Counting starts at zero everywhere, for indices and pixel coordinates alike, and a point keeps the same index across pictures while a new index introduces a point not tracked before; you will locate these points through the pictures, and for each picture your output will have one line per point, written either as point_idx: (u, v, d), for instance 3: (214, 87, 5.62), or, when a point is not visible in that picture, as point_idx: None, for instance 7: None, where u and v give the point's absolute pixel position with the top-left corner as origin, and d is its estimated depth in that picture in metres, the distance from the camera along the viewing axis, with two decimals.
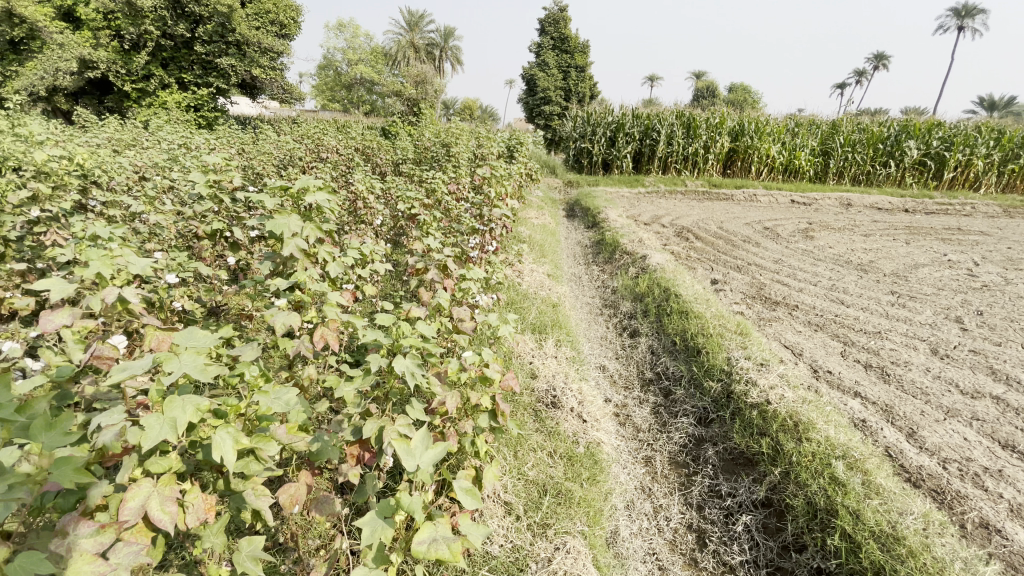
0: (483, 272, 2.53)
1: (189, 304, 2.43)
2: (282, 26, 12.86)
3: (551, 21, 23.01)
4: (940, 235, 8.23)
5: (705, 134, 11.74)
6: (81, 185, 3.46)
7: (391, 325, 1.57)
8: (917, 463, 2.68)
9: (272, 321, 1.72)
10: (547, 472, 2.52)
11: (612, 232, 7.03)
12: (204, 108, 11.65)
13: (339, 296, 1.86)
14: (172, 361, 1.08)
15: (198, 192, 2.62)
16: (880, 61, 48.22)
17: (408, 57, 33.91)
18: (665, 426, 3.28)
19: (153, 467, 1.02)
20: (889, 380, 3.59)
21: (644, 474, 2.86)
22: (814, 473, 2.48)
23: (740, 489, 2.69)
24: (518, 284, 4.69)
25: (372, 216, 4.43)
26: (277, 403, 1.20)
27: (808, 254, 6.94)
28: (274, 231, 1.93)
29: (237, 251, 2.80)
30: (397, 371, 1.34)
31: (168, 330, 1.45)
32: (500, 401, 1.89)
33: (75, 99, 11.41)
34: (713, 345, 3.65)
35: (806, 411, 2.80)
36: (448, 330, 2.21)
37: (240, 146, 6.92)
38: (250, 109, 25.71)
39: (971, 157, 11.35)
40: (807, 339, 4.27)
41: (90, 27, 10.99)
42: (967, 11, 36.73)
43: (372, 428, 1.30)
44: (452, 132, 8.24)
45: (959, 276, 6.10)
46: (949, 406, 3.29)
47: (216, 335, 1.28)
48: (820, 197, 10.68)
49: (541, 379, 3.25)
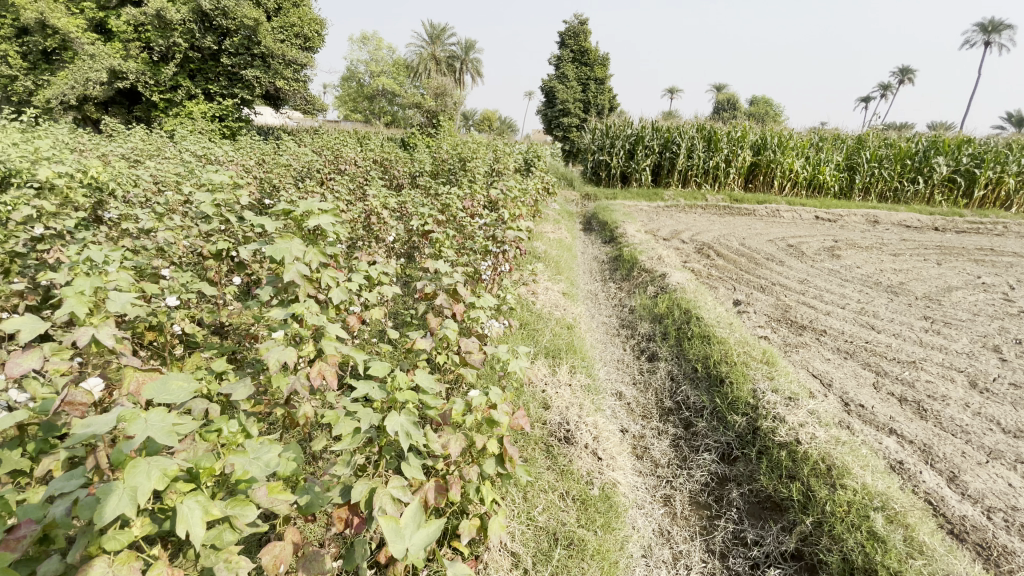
0: (494, 299, 2.39)
1: (188, 328, 2.35)
2: (306, 38, 13.07)
3: (571, 34, 23.11)
4: (971, 255, 7.86)
5: (726, 148, 11.52)
6: (94, 199, 3.44)
7: (386, 373, 1.42)
8: (959, 513, 2.45)
9: (265, 356, 1.59)
10: (558, 517, 2.36)
11: (630, 248, 6.84)
12: (229, 118, 11.87)
13: (338, 328, 1.74)
14: (137, 422, 0.95)
15: (203, 211, 2.53)
16: (905, 75, 47.30)
17: (429, 69, 34.25)
18: (686, 462, 3.09)
19: (108, 544, 0.89)
20: (926, 417, 3.33)
21: (662, 515, 2.67)
22: (850, 526, 2.27)
23: (768, 538, 2.49)
24: (532, 304, 4.57)
25: (386, 232, 4.36)
26: (256, 466, 1.07)
27: (835, 274, 6.66)
28: (275, 256, 1.82)
29: (242, 271, 2.72)
30: (390, 431, 1.19)
31: (148, 371, 1.36)
32: (509, 445, 1.75)
33: (105, 107, 11.67)
34: (737, 375, 3.45)
35: (841, 454, 2.59)
36: (455, 363, 2.08)
37: (258, 157, 6.95)
38: (273, 119, 26.25)
39: (1002, 174, 10.93)
40: (837, 368, 4.04)
41: (121, 39, 11.31)
42: (994, 25, 35.83)
43: (362, 491, 1.18)
44: (470, 145, 8.21)
45: (994, 301, 5.78)
46: (991, 447, 3.03)
47: (194, 384, 1.16)
48: (845, 214, 10.35)
49: (554, 410, 3.10)
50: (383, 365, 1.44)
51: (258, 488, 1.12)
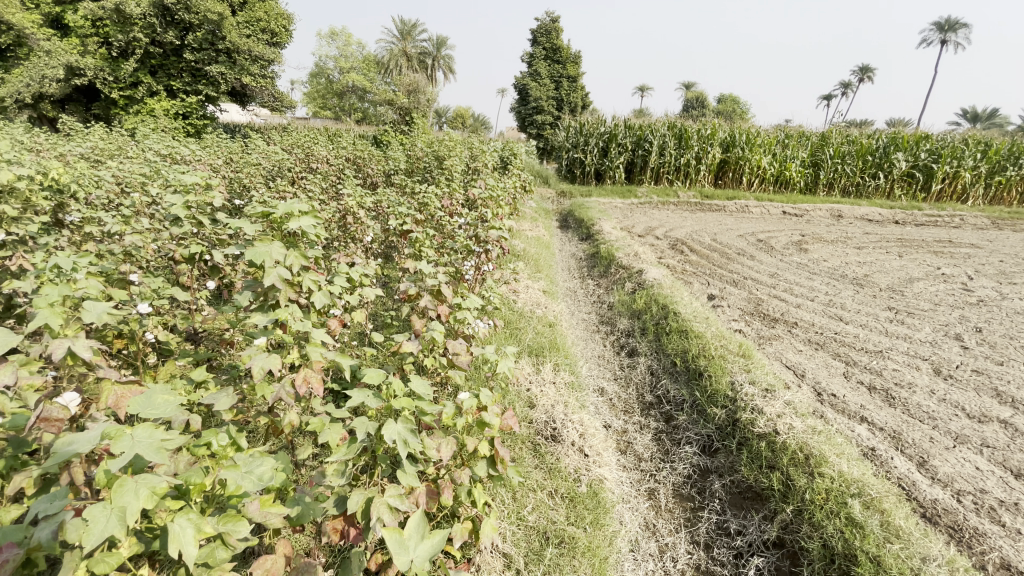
0: (480, 300, 2.37)
1: (162, 335, 2.27)
2: (273, 34, 12.71)
3: (543, 32, 23.10)
4: (931, 247, 8.21)
5: (696, 146, 11.75)
6: (55, 201, 3.29)
7: (380, 380, 1.39)
8: (931, 498, 2.57)
9: (249, 364, 1.53)
10: (547, 516, 2.37)
11: (607, 245, 6.91)
12: (193, 116, 11.50)
13: (323, 334, 1.70)
14: (123, 439, 0.92)
15: (175, 213, 2.43)
16: (865, 73, 49.05)
17: (400, 65, 33.71)
18: (669, 455, 3.14)
19: (96, 568, 0.86)
20: (894, 405, 3.47)
21: (648, 509, 2.71)
22: (828, 513, 2.35)
23: (750, 527, 2.55)
24: (513, 303, 4.57)
25: (363, 232, 4.29)
26: (248, 480, 1.03)
27: (803, 267, 6.87)
28: (255, 261, 1.76)
29: (217, 275, 2.62)
30: (389, 440, 1.16)
31: (127, 384, 1.31)
32: (500, 447, 1.75)
33: (62, 106, 11.19)
34: (716, 368, 3.52)
35: (817, 443, 2.68)
36: (442, 365, 2.08)
37: (227, 156, 6.75)
38: (240, 116, 25.61)
39: (959, 169, 11.45)
40: (808, 359, 4.16)
41: (78, 34, 10.82)
42: (950, 24, 37.25)
43: (358, 501, 1.15)
44: (445, 143, 8.15)
45: (953, 291, 6.05)
46: (958, 432, 3.18)
47: (179, 399, 1.12)
48: (812, 208, 10.66)
49: (540, 409, 3.11)
50: (377, 373, 1.40)
51: (250, 502, 1.09)
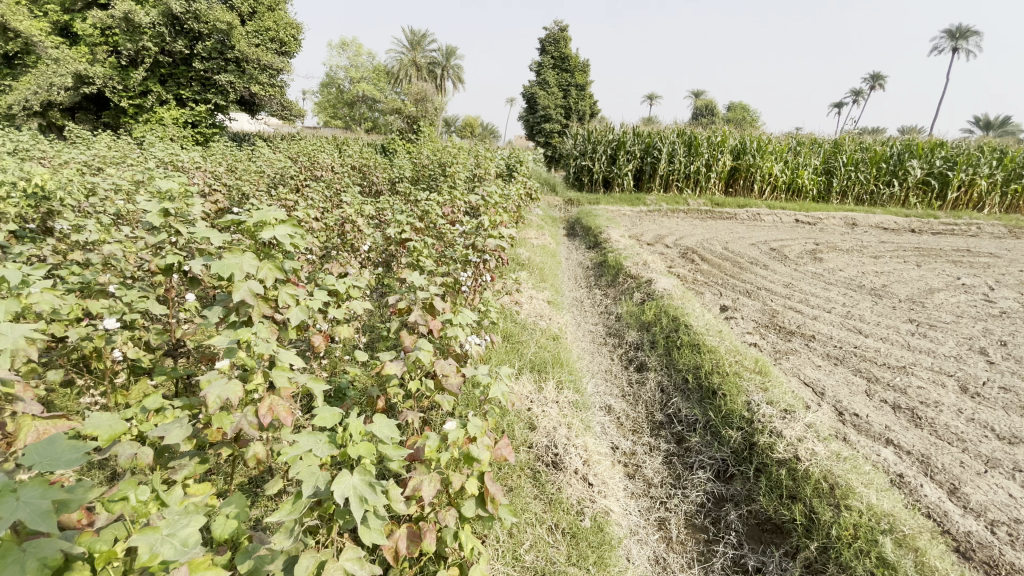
0: (473, 315, 2.18)
1: (131, 352, 2.10)
2: (282, 43, 12.76)
3: (551, 41, 23.08)
4: (950, 257, 7.91)
5: (706, 153, 11.53)
6: (41, 208, 3.17)
7: (337, 422, 1.21)
8: (965, 530, 2.32)
9: (204, 392, 1.36)
10: (546, 555, 2.17)
11: (615, 254, 6.71)
12: (202, 124, 11.52)
13: (291, 356, 1.52)
14: (4, 504, 0.73)
15: (150, 221, 2.28)
16: (876, 81, 48.69)
17: (409, 75, 33.98)
18: (680, 481, 2.92)
19: None
20: (921, 425, 3.22)
21: (657, 541, 2.49)
22: (858, 552, 2.13)
23: (770, 565, 2.33)
24: (515, 315, 4.39)
25: (360, 241, 4.14)
26: (171, 550, 0.85)
27: (818, 277, 6.61)
28: (222, 273, 1.60)
29: (195, 287, 2.45)
30: (340, 498, 0.99)
31: (48, 420, 1.14)
32: (491, 482, 1.55)
33: (72, 114, 11.26)
34: (730, 387, 3.28)
35: (842, 472, 2.44)
36: (430, 389, 1.89)
37: (228, 163, 6.66)
38: (248, 125, 25.80)
39: (975, 176, 11.14)
40: (828, 375, 3.93)
41: (87, 43, 10.89)
42: (960, 33, 36.93)
43: (309, 566, 0.99)
44: (450, 151, 8.04)
45: (976, 302, 5.77)
46: (988, 456, 2.93)
47: (92, 445, 0.94)
48: (825, 217, 10.39)
49: (540, 431, 2.91)
50: (332, 414, 1.23)
51: (177, 569, 0.86)
